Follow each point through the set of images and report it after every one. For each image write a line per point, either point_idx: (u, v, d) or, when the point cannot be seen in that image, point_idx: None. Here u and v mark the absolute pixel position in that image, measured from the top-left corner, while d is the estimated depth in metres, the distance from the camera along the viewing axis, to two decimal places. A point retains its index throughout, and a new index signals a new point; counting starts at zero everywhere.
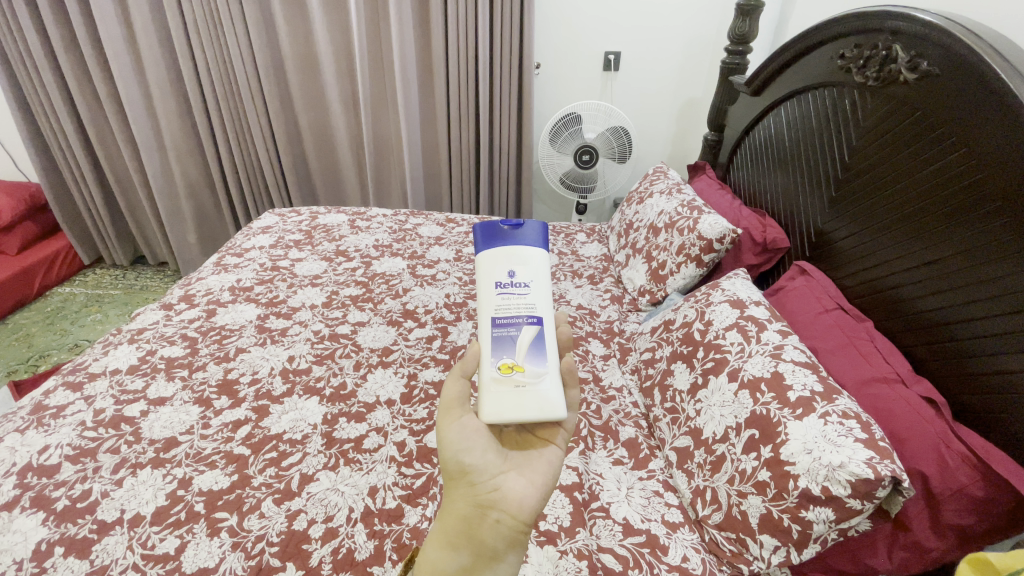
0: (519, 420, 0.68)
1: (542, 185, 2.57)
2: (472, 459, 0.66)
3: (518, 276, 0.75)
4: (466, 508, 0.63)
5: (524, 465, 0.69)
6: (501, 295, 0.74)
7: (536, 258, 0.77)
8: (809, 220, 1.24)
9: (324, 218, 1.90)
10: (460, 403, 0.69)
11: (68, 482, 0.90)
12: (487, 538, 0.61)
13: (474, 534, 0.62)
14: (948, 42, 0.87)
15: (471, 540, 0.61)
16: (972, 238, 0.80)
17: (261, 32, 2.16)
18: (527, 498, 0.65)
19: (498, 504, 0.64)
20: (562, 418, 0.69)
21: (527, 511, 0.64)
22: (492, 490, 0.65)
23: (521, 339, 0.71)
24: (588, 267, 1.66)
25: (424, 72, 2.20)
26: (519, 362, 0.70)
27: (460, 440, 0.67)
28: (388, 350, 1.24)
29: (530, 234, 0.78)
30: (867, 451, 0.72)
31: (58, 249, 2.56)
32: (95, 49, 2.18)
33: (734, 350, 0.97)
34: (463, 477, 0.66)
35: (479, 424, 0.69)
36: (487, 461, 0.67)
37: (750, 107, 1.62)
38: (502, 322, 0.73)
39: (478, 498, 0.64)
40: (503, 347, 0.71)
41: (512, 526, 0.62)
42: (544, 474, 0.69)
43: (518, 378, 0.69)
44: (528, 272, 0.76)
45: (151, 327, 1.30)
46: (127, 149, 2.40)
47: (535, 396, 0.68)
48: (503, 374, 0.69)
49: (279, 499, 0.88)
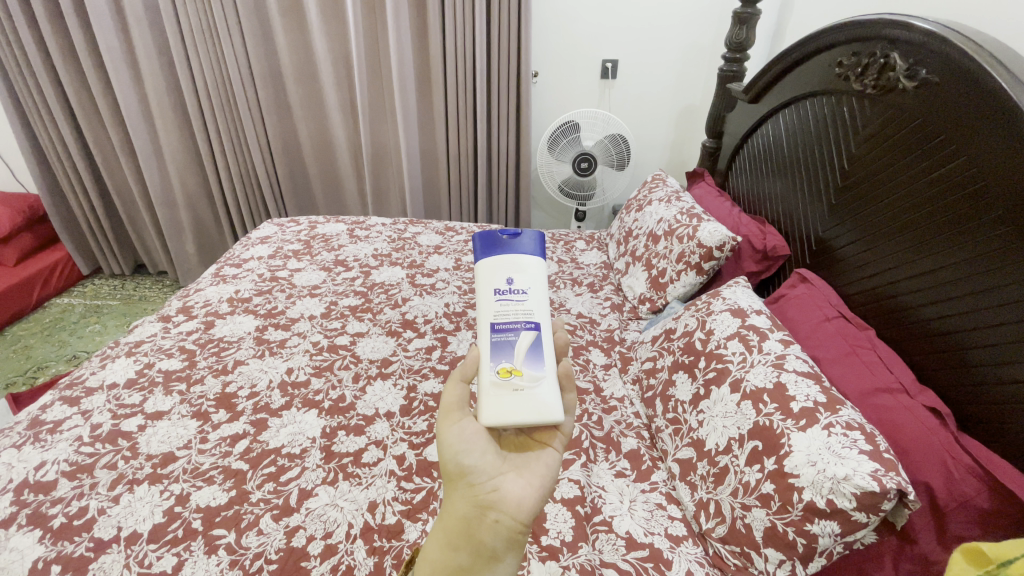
0: (518, 424, 0.68)
1: (541, 192, 2.57)
2: (472, 460, 0.65)
3: (516, 283, 0.75)
4: (466, 509, 0.62)
5: (523, 466, 0.68)
6: (500, 301, 0.74)
7: (535, 266, 0.77)
8: (810, 227, 1.23)
9: (323, 228, 1.90)
10: (459, 406, 0.68)
11: (65, 499, 0.89)
12: (487, 539, 0.60)
13: (475, 536, 0.60)
14: (946, 50, 0.88)
15: (471, 541, 0.60)
16: (976, 246, 0.80)
17: (258, 42, 2.17)
18: (526, 499, 0.64)
19: (497, 505, 0.62)
20: (559, 421, 0.69)
21: (527, 512, 0.62)
22: (492, 490, 0.63)
23: (520, 344, 0.71)
24: (588, 275, 1.66)
25: (423, 80, 2.21)
26: (517, 365, 0.69)
27: (459, 442, 0.66)
28: (388, 361, 1.23)
29: (528, 243, 0.78)
30: (872, 463, 0.71)
31: (57, 259, 2.56)
32: (93, 60, 2.18)
33: (736, 360, 0.96)
34: (462, 479, 0.64)
35: (478, 427, 0.68)
36: (486, 461, 0.66)
37: (748, 113, 1.62)
38: (501, 327, 0.72)
39: (477, 498, 0.63)
40: (502, 352, 0.70)
41: (511, 526, 0.61)
42: (543, 475, 0.68)
43: (516, 382, 0.68)
44: (527, 279, 0.75)
45: (149, 339, 1.30)
46: (127, 160, 2.40)
47: (533, 399, 0.68)
48: (502, 378, 0.69)
49: (277, 515, 0.87)
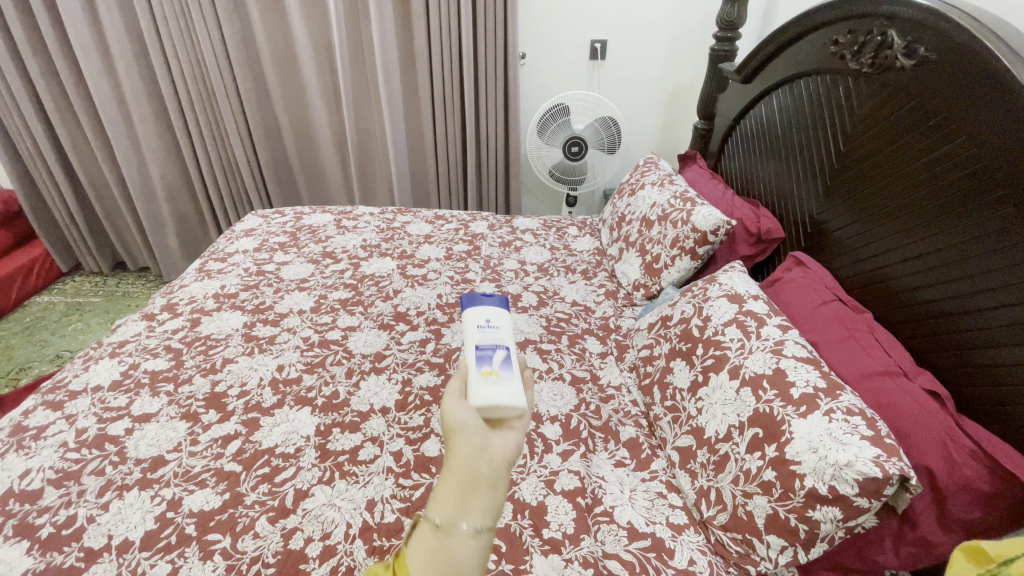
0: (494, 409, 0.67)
1: (531, 177, 2.54)
2: (469, 417, 0.63)
3: (492, 321, 0.80)
4: (466, 446, 0.58)
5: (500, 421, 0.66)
6: (478, 330, 0.77)
7: (505, 312, 0.83)
8: (805, 209, 1.22)
9: (309, 219, 1.85)
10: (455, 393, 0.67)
11: (52, 508, 0.86)
12: (492, 472, 0.57)
13: (481, 472, 0.57)
14: (945, 26, 0.86)
15: (479, 479, 0.56)
16: (976, 228, 0.79)
17: (235, 27, 2.09)
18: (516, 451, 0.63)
19: (495, 448, 0.60)
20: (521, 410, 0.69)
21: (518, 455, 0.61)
22: (488, 439, 0.61)
23: (495, 356, 0.73)
24: (582, 262, 1.63)
25: (407, 65, 2.14)
26: (494, 368, 0.71)
27: (457, 406, 0.64)
28: (381, 355, 1.21)
29: (495, 299, 0.84)
30: (874, 448, 0.71)
31: (34, 257, 2.48)
32: (62, 48, 2.08)
33: (734, 347, 0.95)
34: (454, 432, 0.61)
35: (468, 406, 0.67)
36: (475, 414, 0.64)
37: (739, 94, 1.59)
38: (480, 347, 0.75)
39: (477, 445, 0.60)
40: (481, 361, 0.72)
41: (506, 459, 0.60)
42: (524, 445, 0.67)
43: (493, 379, 0.70)
44: (501, 318, 0.81)
45: (134, 339, 1.26)
46: (101, 152, 2.31)
47: (506, 394, 0.69)
48: (482, 376, 0.70)
49: (273, 517, 0.85)
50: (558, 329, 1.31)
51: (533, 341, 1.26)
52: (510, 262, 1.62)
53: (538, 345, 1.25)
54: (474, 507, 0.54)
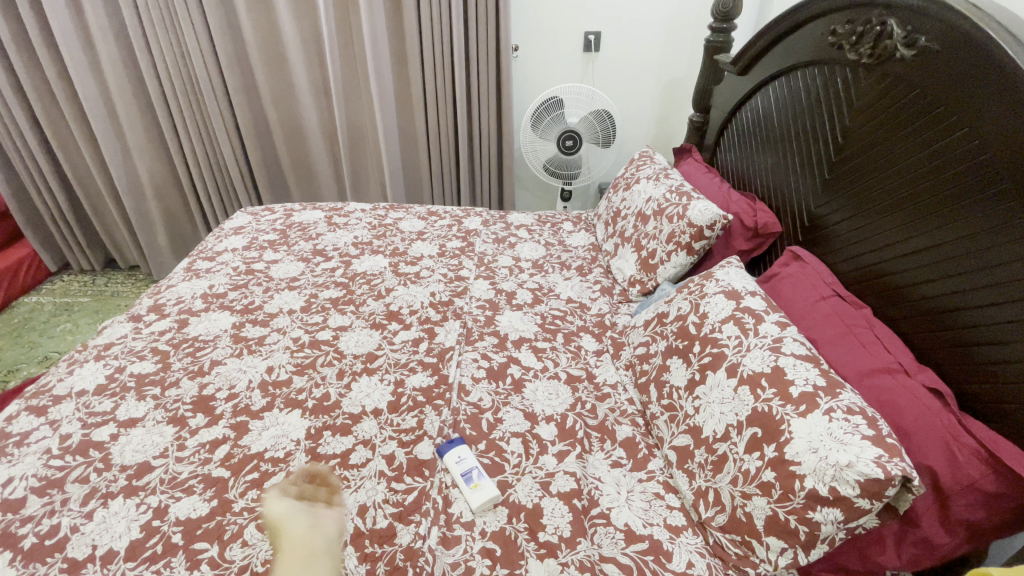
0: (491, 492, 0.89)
1: (525, 171, 2.51)
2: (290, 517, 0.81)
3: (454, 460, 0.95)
4: (300, 528, 0.80)
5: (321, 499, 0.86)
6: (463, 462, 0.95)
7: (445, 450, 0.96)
8: (802, 203, 1.20)
9: (300, 216, 1.82)
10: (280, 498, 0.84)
11: (35, 517, 0.84)
12: (327, 541, 0.79)
13: (317, 545, 0.78)
14: (947, 16, 0.83)
15: (319, 549, 0.77)
16: (978, 223, 0.77)
17: (222, 21, 2.04)
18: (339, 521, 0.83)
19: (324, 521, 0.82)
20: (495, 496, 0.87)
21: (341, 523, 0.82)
22: (316, 519, 0.82)
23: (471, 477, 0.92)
24: (577, 257, 1.61)
25: (398, 59, 2.10)
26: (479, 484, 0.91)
27: (283, 510, 0.82)
28: (373, 355, 1.18)
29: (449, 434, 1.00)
30: (876, 449, 0.69)
31: (21, 257, 2.44)
32: (45, 43, 2.02)
33: (732, 344, 0.93)
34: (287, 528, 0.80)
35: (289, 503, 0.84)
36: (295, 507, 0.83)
37: (735, 86, 1.57)
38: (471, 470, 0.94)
39: (307, 524, 0.80)
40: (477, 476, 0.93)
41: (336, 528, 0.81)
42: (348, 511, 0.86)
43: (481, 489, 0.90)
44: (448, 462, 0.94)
45: (120, 341, 1.23)
46: (87, 149, 2.26)
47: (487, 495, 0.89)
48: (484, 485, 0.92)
49: (262, 525, 0.83)
50: (553, 327, 1.29)
51: (528, 339, 1.25)
52: (504, 258, 1.60)
53: (533, 344, 1.23)
54: (318, 565, 0.75)
